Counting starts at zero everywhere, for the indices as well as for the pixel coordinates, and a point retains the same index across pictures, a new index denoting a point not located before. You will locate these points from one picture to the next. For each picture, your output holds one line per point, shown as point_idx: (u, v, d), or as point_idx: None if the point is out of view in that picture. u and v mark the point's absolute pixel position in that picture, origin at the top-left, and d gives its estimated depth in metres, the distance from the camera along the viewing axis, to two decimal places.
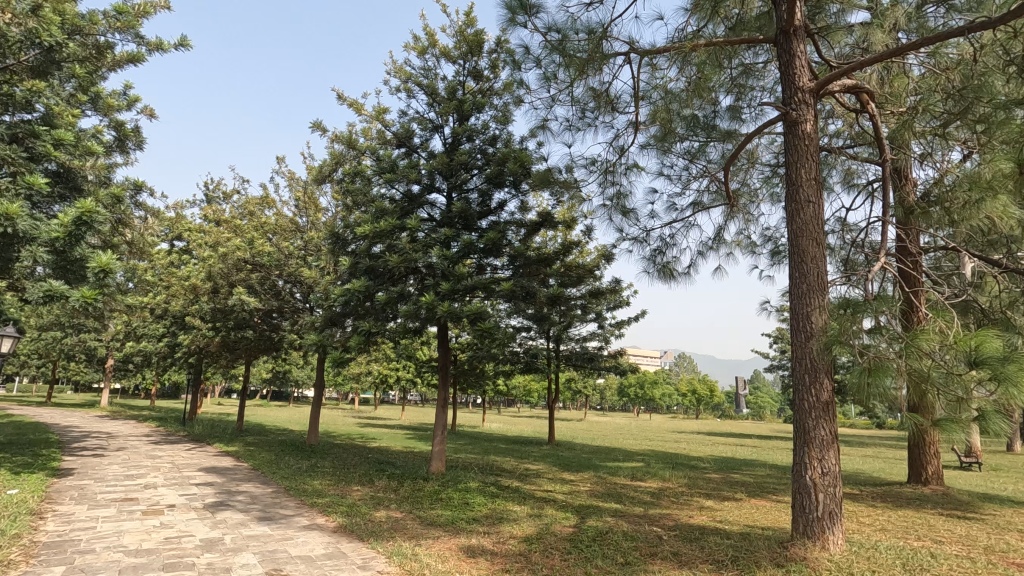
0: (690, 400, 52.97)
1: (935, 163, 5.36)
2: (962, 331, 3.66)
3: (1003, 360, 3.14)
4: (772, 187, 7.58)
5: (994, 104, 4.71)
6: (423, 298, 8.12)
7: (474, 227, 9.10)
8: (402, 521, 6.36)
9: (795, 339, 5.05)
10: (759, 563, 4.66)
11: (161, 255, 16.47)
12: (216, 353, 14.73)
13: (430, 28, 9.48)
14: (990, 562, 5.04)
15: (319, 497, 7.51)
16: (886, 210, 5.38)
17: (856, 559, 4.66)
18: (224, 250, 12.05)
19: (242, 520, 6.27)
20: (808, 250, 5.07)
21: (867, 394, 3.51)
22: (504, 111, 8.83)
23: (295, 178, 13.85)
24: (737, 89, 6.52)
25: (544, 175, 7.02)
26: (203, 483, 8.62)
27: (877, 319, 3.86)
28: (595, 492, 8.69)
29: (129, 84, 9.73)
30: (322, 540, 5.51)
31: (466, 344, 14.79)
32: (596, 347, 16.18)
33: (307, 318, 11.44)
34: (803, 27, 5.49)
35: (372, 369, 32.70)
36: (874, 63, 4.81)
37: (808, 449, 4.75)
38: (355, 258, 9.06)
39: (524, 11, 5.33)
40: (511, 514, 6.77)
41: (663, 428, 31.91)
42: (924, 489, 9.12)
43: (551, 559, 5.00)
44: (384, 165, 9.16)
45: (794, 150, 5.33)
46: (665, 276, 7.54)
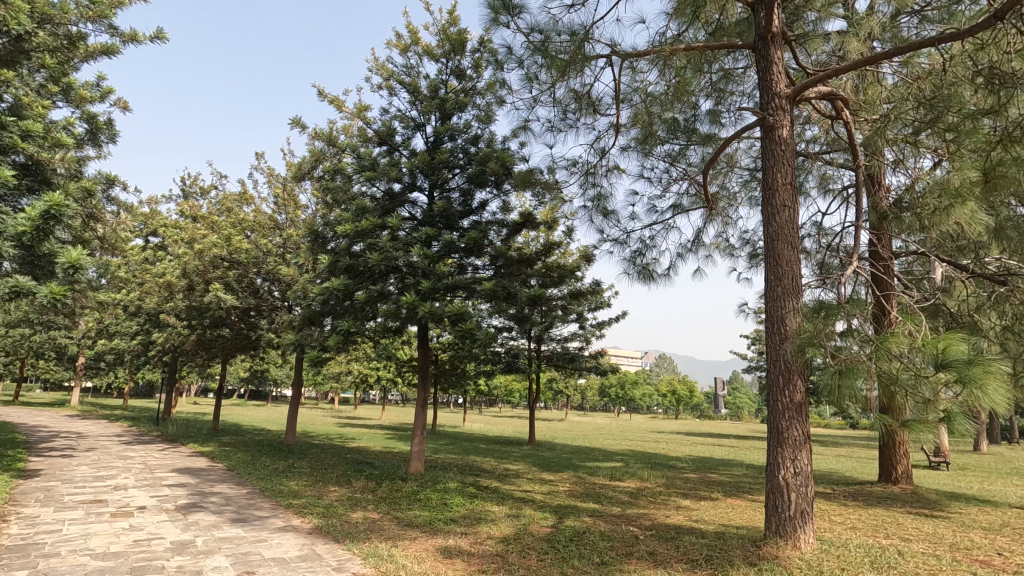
0: (670, 401, 53.51)
1: (907, 169, 5.53)
2: (929, 334, 3.79)
3: (968, 363, 3.19)
4: (750, 191, 7.69)
5: (962, 113, 4.81)
6: (404, 298, 8.06)
7: (455, 226, 9.07)
8: (379, 522, 6.32)
9: (770, 341, 5.12)
10: (733, 563, 4.72)
11: (135, 250, 16.12)
12: (191, 351, 14.46)
13: (412, 26, 9.44)
14: (954, 559, 5.17)
15: (296, 498, 7.43)
16: (859, 215, 5.53)
17: (826, 557, 4.75)
18: (200, 247, 11.83)
19: (215, 522, 6.16)
20: (784, 253, 5.15)
21: (837, 395, 3.57)
22: (486, 111, 8.82)
23: (274, 174, 13.64)
24: (717, 94, 6.61)
25: (526, 176, 7.00)
26: (176, 484, 8.46)
27: (849, 322, 3.98)
28: (573, 492, 8.72)
29: (102, 75, 9.50)
30: (297, 541, 5.44)
31: (447, 344, 14.76)
32: (577, 347, 16.25)
33: (285, 316, 11.31)
34: (781, 33, 5.56)
35: (352, 368, 32.42)
36: (850, 71, 4.90)
37: (781, 450, 4.83)
38: (334, 257, 8.97)
39: (506, 11, 5.32)
40: (490, 514, 6.78)
41: (643, 428, 32.19)
42: (893, 487, 9.35)
43: (528, 559, 5.01)
44: (364, 164, 9.09)
45: (771, 155, 5.40)
46: (645, 278, 7.60)
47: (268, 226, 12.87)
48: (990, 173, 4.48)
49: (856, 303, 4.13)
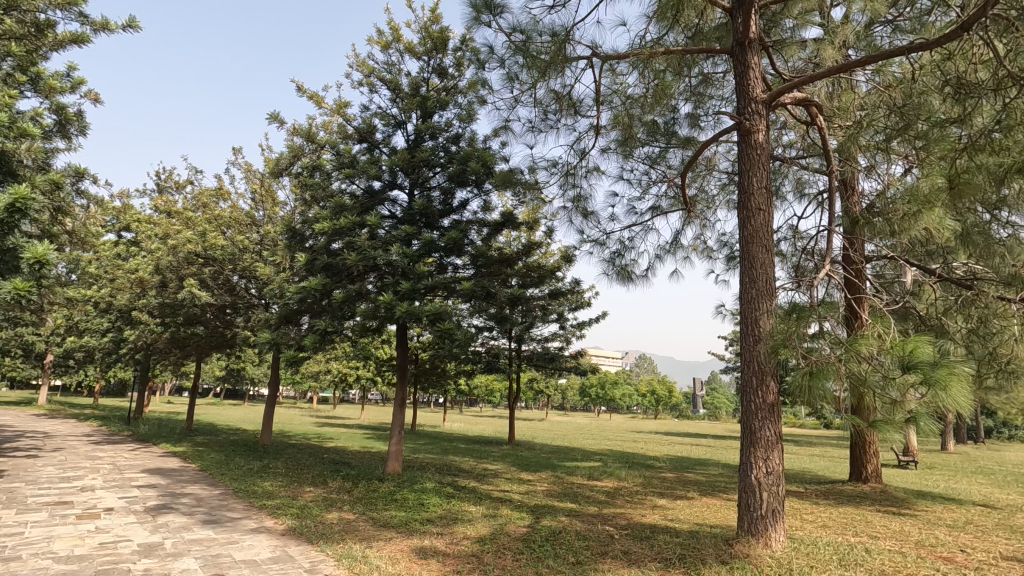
0: (649, 401, 53.92)
1: (879, 175, 5.66)
2: (898, 337, 3.86)
3: (933, 364, 3.29)
4: (728, 195, 7.80)
5: (931, 122, 4.88)
6: (382, 297, 7.97)
7: (436, 225, 9.02)
8: (354, 522, 6.26)
9: (744, 342, 5.19)
10: (705, 561, 4.78)
11: (107, 246, 15.71)
12: (164, 350, 14.16)
13: (394, 23, 9.40)
14: (919, 556, 5.31)
15: (270, 499, 7.30)
16: (832, 220, 5.64)
17: (796, 555, 4.83)
18: (173, 242, 11.58)
19: (185, 524, 6.04)
20: (758, 256, 5.23)
21: (808, 395, 3.68)
22: (468, 110, 8.80)
23: (252, 169, 13.42)
24: (696, 97, 6.70)
25: (506, 176, 7.02)
26: (146, 485, 8.27)
27: (821, 325, 4.05)
28: (551, 492, 8.72)
29: (73, 65, 9.24)
30: (269, 543, 5.35)
31: (427, 344, 14.67)
32: (558, 347, 16.28)
33: (261, 315, 11.12)
34: (758, 39, 5.64)
35: (331, 367, 32.08)
36: (824, 78, 5.00)
37: (753, 450, 4.90)
38: (312, 255, 8.85)
39: (488, 10, 5.31)
40: (467, 514, 6.76)
41: (622, 428, 32.40)
42: (864, 486, 9.56)
43: (503, 559, 5.01)
44: (344, 160, 8.99)
45: (747, 159, 5.48)
46: (623, 279, 7.65)
47: (245, 222, 12.66)
48: (954, 181, 4.63)
49: (827, 306, 4.20)
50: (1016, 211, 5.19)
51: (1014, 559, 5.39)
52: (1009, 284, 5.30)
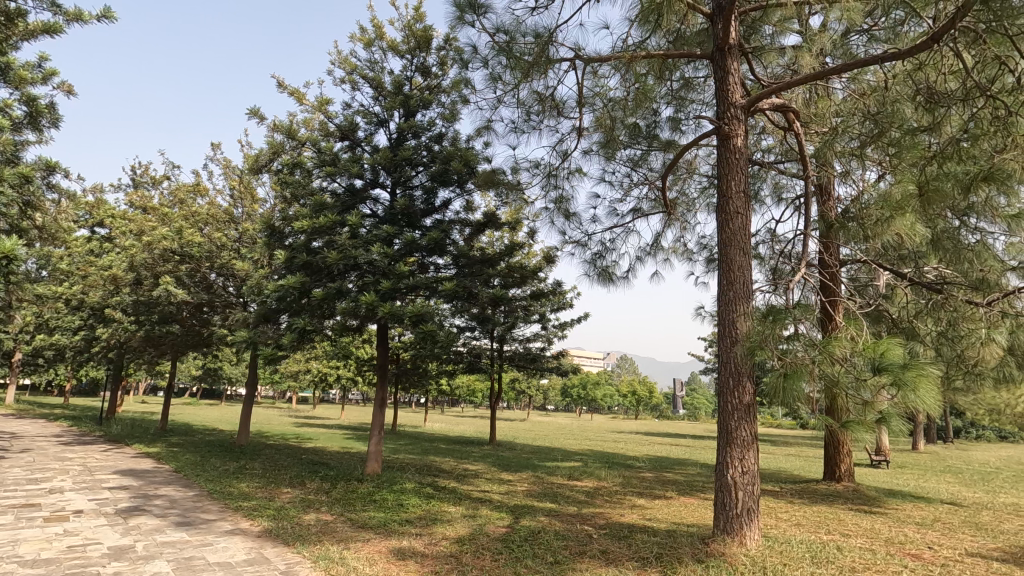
0: (630, 401, 54.33)
1: (853, 181, 5.74)
2: (870, 338, 3.96)
3: (902, 366, 3.39)
4: (708, 198, 7.91)
5: (903, 129, 5.00)
6: (362, 297, 7.89)
7: (418, 225, 8.98)
8: (331, 524, 6.19)
9: (721, 344, 5.27)
10: (681, 560, 4.85)
11: (80, 243, 15.35)
12: (139, 349, 13.87)
13: (377, 20, 9.35)
14: (888, 553, 5.44)
15: (246, 501, 7.20)
16: (809, 224, 5.73)
17: (769, 553, 4.92)
18: (149, 239, 11.36)
19: (158, 526, 5.93)
20: (736, 258, 5.31)
21: (783, 396, 3.75)
22: (451, 110, 8.78)
23: (231, 166, 13.22)
24: (677, 101, 6.78)
25: (489, 176, 7.03)
26: (118, 487, 8.09)
27: (796, 326, 4.11)
28: (531, 492, 8.75)
29: (44, 55, 9.00)
30: (245, 545, 5.28)
31: (408, 344, 14.61)
32: (540, 347, 16.33)
33: (238, 313, 10.95)
34: (738, 45, 5.72)
35: (310, 367, 31.72)
36: (801, 85, 5.09)
37: (729, 450, 4.96)
38: (291, 252, 8.75)
39: (472, 10, 5.30)
40: (446, 515, 6.74)
41: (602, 428, 32.69)
42: (837, 485, 9.77)
43: (482, 559, 5.01)
44: (325, 158, 8.90)
45: (725, 164, 5.56)
46: (605, 281, 7.70)
47: (223, 219, 12.44)
48: (924, 187, 4.65)
49: (802, 308, 4.27)
50: (983, 217, 5.32)
51: (978, 555, 5.55)
52: (977, 288, 5.50)
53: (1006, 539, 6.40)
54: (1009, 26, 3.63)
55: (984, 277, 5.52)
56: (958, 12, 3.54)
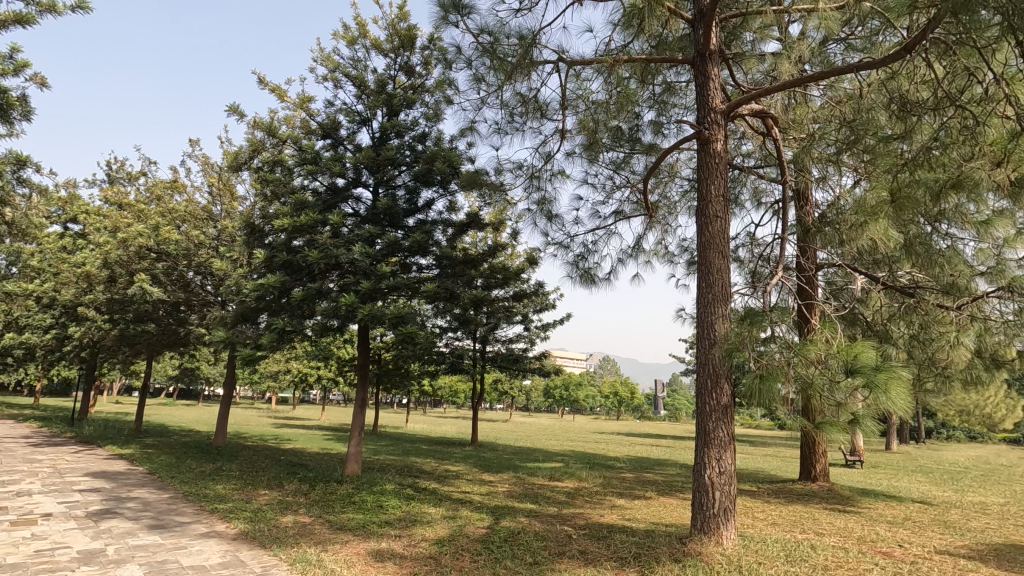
0: (612, 402, 54.68)
1: (830, 187, 5.87)
2: (844, 342, 4.02)
3: (874, 369, 3.48)
4: (689, 201, 8.00)
5: (878, 137, 5.09)
6: (343, 298, 7.83)
7: (400, 225, 8.94)
8: (310, 526, 6.13)
9: (700, 346, 5.32)
10: (659, 559, 4.89)
11: (51, 239, 14.95)
12: (112, 348, 13.56)
13: (361, 18, 9.29)
14: (860, 551, 5.56)
15: (221, 503, 7.08)
16: (786, 228, 5.82)
17: (745, 552, 4.99)
18: (123, 236, 11.13)
19: (130, 529, 5.80)
20: (715, 262, 5.38)
21: (760, 397, 3.82)
22: (435, 110, 8.75)
23: (209, 162, 13.01)
24: (659, 105, 6.85)
25: (472, 177, 7.02)
26: (89, 489, 7.90)
27: (773, 329, 4.19)
28: (512, 493, 8.76)
29: (17, 46, 8.76)
30: (220, 548, 5.20)
31: (390, 344, 14.51)
32: (522, 348, 16.33)
33: (216, 312, 10.78)
34: (718, 51, 5.78)
35: (291, 367, 31.34)
36: (779, 91, 5.17)
37: (708, 450, 5.02)
38: (271, 251, 8.66)
39: (456, 10, 5.30)
40: (426, 516, 6.70)
41: (582, 429, 32.93)
42: (813, 485, 9.94)
43: (461, 560, 4.99)
44: (306, 156, 8.81)
45: (706, 168, 5.63)
46: (586, 282, 7.74)
47: (201, 216, 12.24)
48: (897, 194, 4.81)
49: (779, 311, 4.33)
50: (954, 223, 5.43)
51: (946, 552, 5.71)
52: (947, 292, 5.78)
53: (973, 536, 6.58)
54: (977, 39, 3.70)
55: (954, 282, 5.71)
56: (930, 23, 3.61)
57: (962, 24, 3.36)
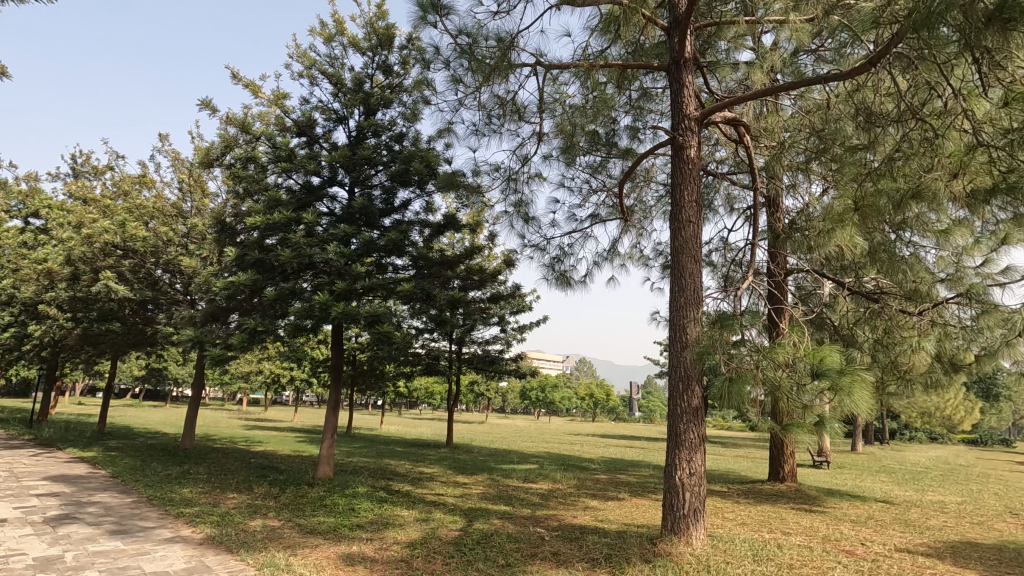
0: (588, 404, 55.13)
1: (800, 194, 6.00)
2: (810, 345, 4.11)
3: (839, 372, 3.58)
4: (663, 206, 8.10)
5: (845, 147, 5.27)
6: (317, 296, 7.72)
7: (376, 225, 8.85)
8: (279, 530, 6.02)
9: (672, 349, 5.39)
10: (630, 560, 4.94)
11: (11, 233, 14.40)
12: (75, 348, 13.12)
13: (339, 16, 9.19)
14: (825, 550, 5.70)
15: (187, 507, 6.91)
16: (757, 234, 5.95)
17: (714, 552, 5.07)
18: (88, 232, 10.80)
19: (90, 535, 5.62)
20: (687, 266, 5.46)
21: (730, 400, 3.88)
22: (413, 110, 8.71)
23: (180, 158, 12.71)
24: (635, 111, 6.92)
25: (450, 178, 7.01)
26: (47, 494, 7.63)
27: (743, 333, 4.25)
28: (486, 495, 8.74)
29: None
30: (185, 553, 5.07)
31: (364, 345, 14.37)
32: (499, 350, 16.30)
33: (184, 311, 10.53)
34: (692, 58, 5.87)
35: (263, 368, 30.77)
36: (751, 100, 5.28)
37: (678, 451, 5.10)
38: (242, 250, 8.51)
39: (435, 10, 5.28)
40: (398, 519, 6.64)
41: (558, 431, 33.12)
42: (781, 485, 10.16)
43: (433, 563, 4.97)
44: (280, 154, 8.67)
45: (679, 174, 5.71)
46: (562, 285, 7.79)
47: (171, 213, 11.95)
48: (860, 203, 4.93)
49: (748, 315, 4.40)
50: (916, 232, 5.65)
51: (906, 550, 5.89)
52: (910, 298, 5.88)
53: (931, 534, 6.80)
54: (938, 54, 3.80)
55: (916, 288, 5.91)
56: (894, 37, 3.67)
57: (924, 41, 3.47)
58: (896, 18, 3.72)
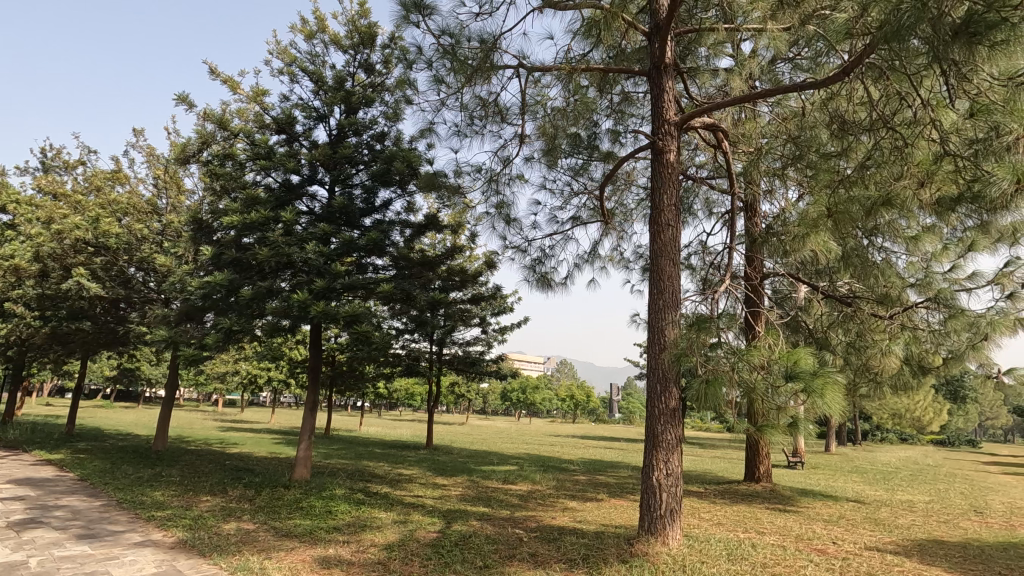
0: (569, 405, 55.37)
1: (776, 199, 6.11)
2: (785, 347, 4.18)
3: (811, 374, 3.65)
4: (643, 210, 8.17)
5: (820, 153, 5.37)
6: (295, 296, 7.61)
7: (357, 224, 8.77)
8: (254, 533, 5.94)
9: (650, 351, 5.44)
10: (607, 561, 4.96)
11: None
12: (42, 347, 12.74)
13: (320, 13, 9.10)
14: (797, 549, 5.80)
15: (159, 510, 6.76)
16: (734, 238, 6.05)
17: (689, 552, 5.13)
18: (58, 228, 10.52)
19: (56, 539, 5.47)
20: (666, 269, 5.52)
21: (705, 401, 3.92)
22: (395, 109, 8.66)
23: (155, 153, 12.46)
24: (617, 115, 6.99)
25: (431, 179, 6.98)
26: (11, 498, 7.38)
27: (719, 336, 4.31)
28: (465, 496, 8.72)
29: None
30: (155, 558, 4.96)
31: (344, 346, 14.22)
32: (480, 351, 16.26)
33: (157, 310, 10.31)
34: (673, 64, 5.95)
35: (239, 368, 30.26)
36: (730, 106, 5.35)
37: (656, 452, 5.15)
38: (219, 248, 8.39)
39: (418, 10, 5.26)
40: (376, 521, 6.59)
41: (538, 432, 33.19)
42: (756, 485, 10.31)
43: (410, 566, 4.94)
44: (259, 151, 8.55)
45: (659, 177, 5.77)
46: (543, 286, 7.81)
47: (145, 210, 11.71)
48: (833, 210, 4.98)
49: (726, 318, 4.47)
50: (887, 238, 5.78)
51: (875, 548, 6.03)
52: (881, 302, 6.06)
53: (900, 533, 6.96)
54: (908, 66, 3.90)
55: (887, 293, 5.98)
56: (868, 47, 3.75)
57: (896, 51, 3.55)
58: (869, 30, 3.80)
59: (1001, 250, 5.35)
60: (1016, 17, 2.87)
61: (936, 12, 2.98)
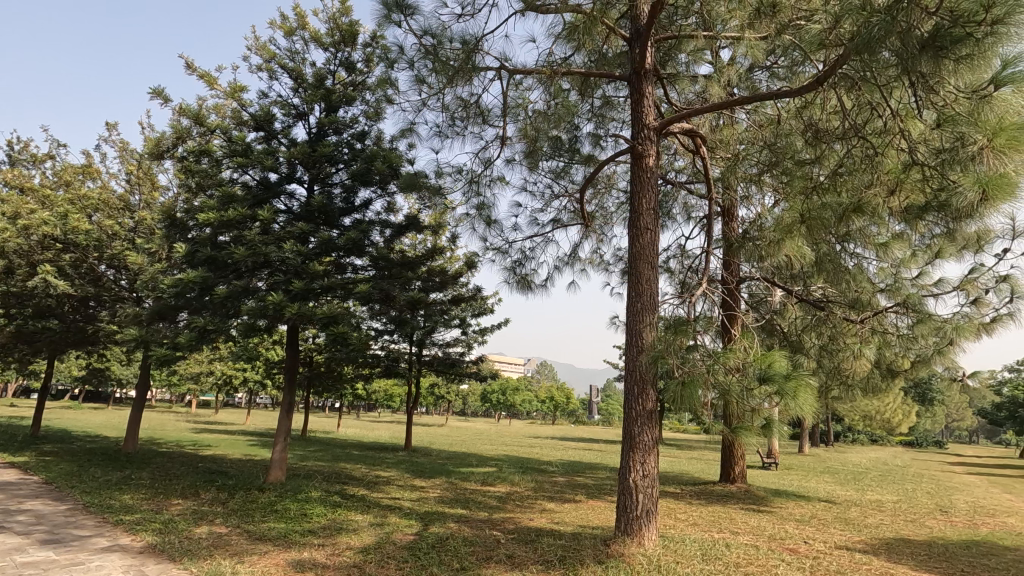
0: (549, 407, 55.58)
1: (753, 205, 6.21)
2: (760, 350, 4.25)
3: (784, 376, 3.71)
4: (623, 213, 8.24)
5: (794, 160, 5.47)
6: (271, 296, 7.47)
7: (336, 224, 8.69)
8: (226, 536, 5.83)
9: (628, 352, 5.49)
10: (583, 562, 4.98)
11: None
12: (7, 346, 12.32)
13: (300, 10, 9.00)
14: (769, 548, 5.89)
15: (128, 514, 6.59)
16: (711, 242, 6.14)
17: (664, 552, 5.18)
18: (25, 223, 10.19)
19: (18, 545, 5.29)
20: (644, 272, 5.58)
21: (682, 403, 3.97)
22: (375, 108, 8.59)
23: (128, 148, 12.16)
24: (598, 118, 7.04)
25: (411, 179, 6.92)
26: None
27: (695, 338, 4.38)
28: (443, 498, 8.67)
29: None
30: (123, 563, 4.84)
31: (322, 346, 14.05)
32: (460, 352, 16.21)
33: (129, 308, 10.05)
34: (653, 70, 6.01)
35: (214, 369, 29.70)
36: (709, 112, 5.43)
37: (632, 453, 5.19)
38: (193, 246, 8.21)
39: (399, 10, 5.24)
40: (352, 523, 6.53)
41: (518, 433, 33.25)
42: (731, 486, 10.47)
43: (386, 568, 4.89)
44: (236, 148, 8.41)
45: (638, 181, 5.83)
46: (523, 288, 7.82)
47: (117, 206, 11.43)
48: (807, 217, 5.21)
49: (702, 321, 4.54)
50: (858, 243, 5.92)
51: (845, 547, 6.16)
52: (853, 306, 6.21)
53: (869, 532, 7.13)
54: (879, 76, 3.99)
55: (858, 296, 6.17)
56: (840, 57, 3.83)
57: (866, 63, 3.64)
58: (841, 41, 3.89)
59: (966, 257, 5.48)
60: (980, 32, 2.97)
61: (905, 25, 3.07)
